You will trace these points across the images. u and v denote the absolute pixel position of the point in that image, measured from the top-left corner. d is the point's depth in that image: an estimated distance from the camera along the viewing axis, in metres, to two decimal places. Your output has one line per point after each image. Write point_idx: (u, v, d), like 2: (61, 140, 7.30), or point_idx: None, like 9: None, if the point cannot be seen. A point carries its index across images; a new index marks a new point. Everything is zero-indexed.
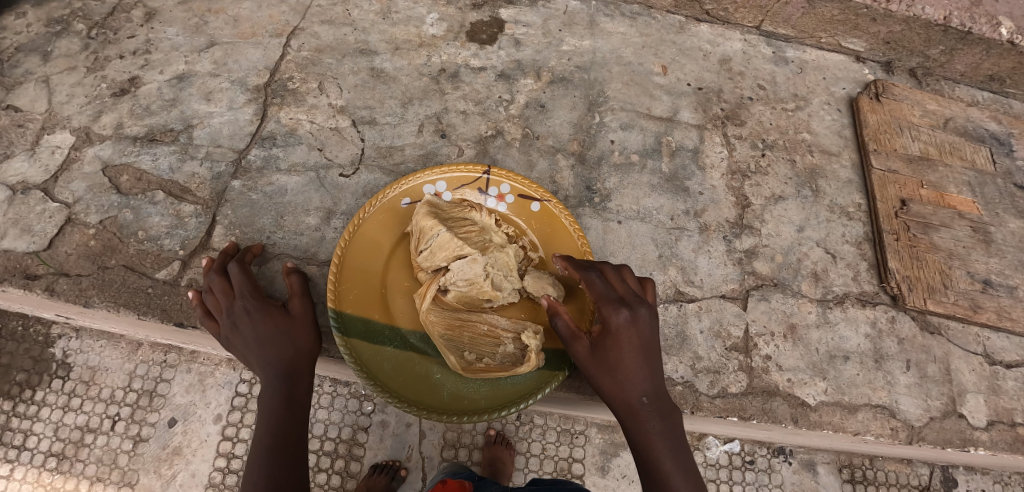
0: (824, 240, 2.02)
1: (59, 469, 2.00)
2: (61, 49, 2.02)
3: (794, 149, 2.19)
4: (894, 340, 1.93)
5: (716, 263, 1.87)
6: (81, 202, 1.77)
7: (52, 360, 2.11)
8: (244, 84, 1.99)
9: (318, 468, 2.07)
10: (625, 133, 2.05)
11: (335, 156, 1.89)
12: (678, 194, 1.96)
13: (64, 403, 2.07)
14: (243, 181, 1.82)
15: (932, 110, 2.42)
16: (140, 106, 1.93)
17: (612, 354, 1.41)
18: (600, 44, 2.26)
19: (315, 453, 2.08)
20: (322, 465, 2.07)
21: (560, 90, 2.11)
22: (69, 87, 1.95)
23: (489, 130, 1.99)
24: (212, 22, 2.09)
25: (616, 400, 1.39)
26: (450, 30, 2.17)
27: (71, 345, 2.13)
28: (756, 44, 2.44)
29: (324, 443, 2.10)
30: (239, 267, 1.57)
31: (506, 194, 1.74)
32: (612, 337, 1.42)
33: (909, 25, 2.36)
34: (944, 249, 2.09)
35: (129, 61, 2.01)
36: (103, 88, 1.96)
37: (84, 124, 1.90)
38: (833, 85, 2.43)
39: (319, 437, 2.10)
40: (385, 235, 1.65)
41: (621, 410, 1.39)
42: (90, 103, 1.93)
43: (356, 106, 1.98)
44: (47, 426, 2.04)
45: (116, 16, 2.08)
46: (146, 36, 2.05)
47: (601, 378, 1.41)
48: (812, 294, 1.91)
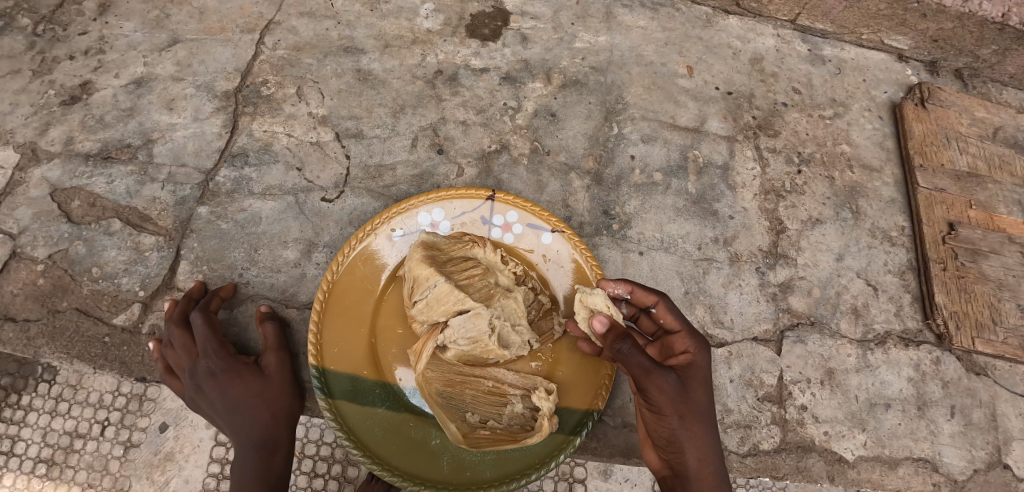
0: (865, 270, 1.82)
1: (50, 476, 1.49)
2: (3, 48, 1.81)
3: (833, 164, 1.97)
4: (939, 384, 1.74)
5: (747, 299, 1.69)
6: (27, 233, 1.62)
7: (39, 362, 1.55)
8: (211, 90, 1.78)
9: (314, 474, 1.52)
10: (647, 147, 1.83)
11: (317, 176, 1.68)
12: (706, 219, 1.76)
13: (53, 407, 1.53)
14: (210, 207, 1.64)
15: (981, 118, 2.13)
16: (93, 116, 1.74)
17: (701, 396, 1.24)
18: (617, 40, 2.00)
19: (310, 458, 1.53)
20: (319, 471, 1.52)
21: (573, 95, 1.88)
22: (12, 94, 1.76)
23: (493, 144, 1.77)
24: (175, 15, 1.88)
25: (697, 453, 1.22)
26: (447, 24, 1.93)
27: None
28: (790, 40, 2.18)
29: (322, 448, 1.54)
30: (203, 317, 1.40)
31: (513, 223, 1.50)
32: (698, 377, 1.26)
33: (962, 22, 2.09)
34: (994, 280, 1.85)
35: (81, 62, 1.80)
36: (51, 94, 1.76)
37: (30, 140, 1.71)
38: (875, 87, 2.18)
39: (315, 441, 1.53)
40: (372, 276, 1.43)
41: (694, 466, 1.22)
42: (36, 113, 1.74)
43: (341, 116, 1.77)
44: (35, 432, 1.51)
45: (65, 9, 1.86)
46: (100, 32, 1.84)
47: (688, 421, 1.22)
48: (851, 334, 1.72)
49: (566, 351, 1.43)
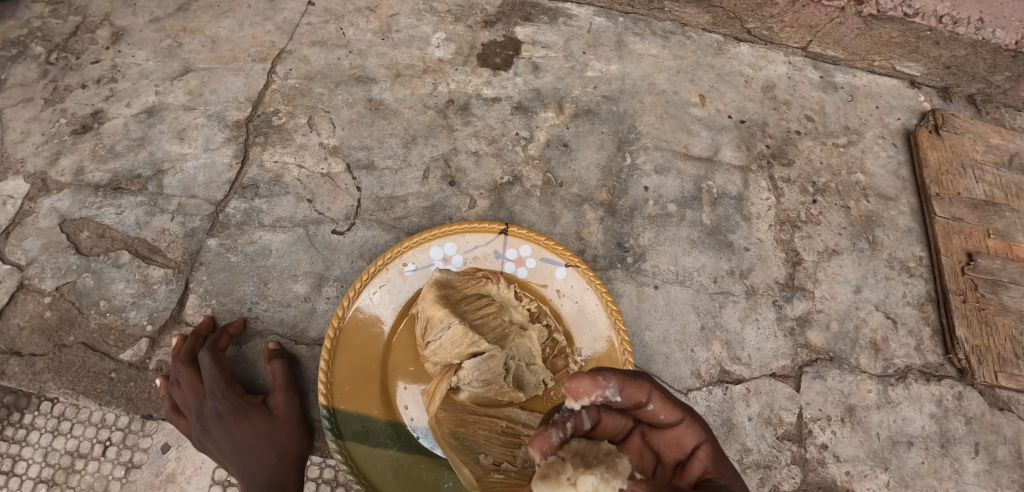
0: (883, 302, 1.79)
1: None
2: (16, 77, 1.81)
3: (848, 193, 1.94)
4: (962, 420, 1.70)
5: (764, 334, 1.66)
6: (35, 264, 1.60)
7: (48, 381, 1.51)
8: (222, 119, 1.78)
9: None
10: (660, 178, 1.82)
11: (328, 208, 1.67)
12: (721, 251, 1.74)
13: (55, 426, 1.50)
14: (220, 239, 1.62)
15: (996, 145, 2.10)
16: (104, 146, 1.73)
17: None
18: (629, 68, 2.00)
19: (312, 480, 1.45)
20: None
21: (586, 125, 1.87)
22: (25, 123, 1.76)
23: (505, 176, 1.76)
24: (187, 44, 1.88)
25: None
26: (459, 53, 1.94)
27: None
28: (802, 67, 2.17)
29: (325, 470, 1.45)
30: (211, 356, 1.38)
31: (527, 257, 1.47)
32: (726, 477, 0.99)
33: (975, 49, 2.08)
34: (1016, 311, 1.80)
35: (92, 91, 1.80)
36: (62, 123, 1.76)
37: (40, 169, 1.70)
38: (888, 114, 2.16)
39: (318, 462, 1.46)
40: (385, 314, 1.40)
41: None
42: (47, 142, 1.73)
43: (352, 146, 1.76)
44: (35, 451, 1.49)
45: (78, 37, 1.87)
46: (113, 60, 1.85)
47: None
48: (871, 369, 1.69)
49: None
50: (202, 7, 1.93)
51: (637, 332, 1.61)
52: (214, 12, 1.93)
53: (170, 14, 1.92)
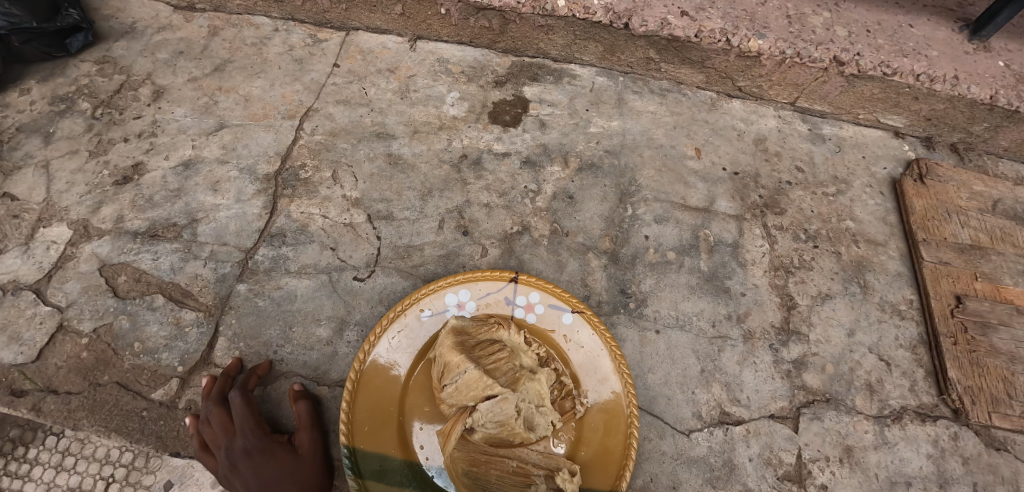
0: (877, 345, 1.87)
1: None
2: (64, 130, 1.98)
3: (839, 239, 2.05)
4: (958, 461, 1.74)
5: (762, 377, 1.74)
6: (75, 306, 1.70)
7: (81, 418, 1.57)
8: (253, 173, 1.92)
9: None
10: (660, 227, 1.93)
11: (349, 256, 1.79)
12: (719, 295, 1.84)
13: (58, 462, 1.94)
14: (249, 285, 1.74)
15: (979, 192, 2.21)
16: (143, 196, 1.87)
17: None
18: (629, 124, 2.15)
19: None
20: None
21: (589, 178, 2.00)
22: (70, 173, 1.90)
23: (514, 226, 1.88)
24: (222, 102, 2.05)
25: None
26: (471, 111, 2.10)
27: (28, 399, 1.59)
28: (791, 121, 2.31)
29: None
30: (241, 395, 1.47)
31: (535, 303, 1.58)
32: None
33: (953, 103, 2.22)
34: (1006, 353, 1.88)
35: (134, 144, 1.96)
36: (105, 175, 1.90)
37: (83, 217, 1.83)
38: (874, 164, 2.28)
39: None
40: (403, 357, 1.50)
41: None
42: (91, 192, 1.87)
43: (372, 198, 1.89)
44: (37, 486, 1.92)
45: (123, 94, 2.05)
46: (153, 116, 2.02)
47: None
48: (867, 410, 1.75)
49: (589, 431, 1.48)
50: (237, 69, 2.13)
51: (640, 375, 1.70)
52: (248, 73, 2.12)
53: (207, 75, 2.11)
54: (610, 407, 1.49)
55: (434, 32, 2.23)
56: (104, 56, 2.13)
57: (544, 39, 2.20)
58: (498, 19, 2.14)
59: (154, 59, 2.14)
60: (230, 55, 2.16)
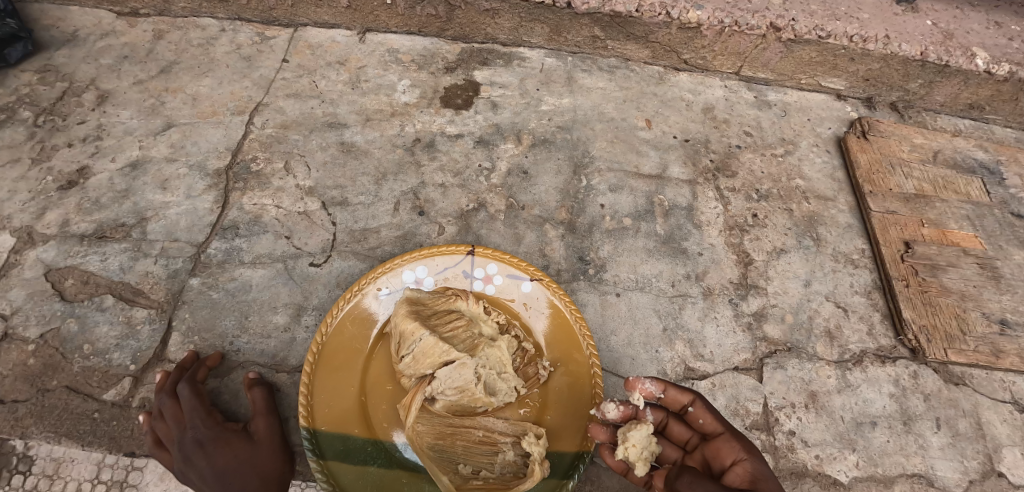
0: (833, 293, 1.91)
1: None
2: (4, 139, 1.92)
3: (790, 197, 2.10)
4: (920, 397, 1.78)
5: (724, 331, 1.76)
6: (19, 313, 1.64)
7: (29, 426, 1.51)
8: (203, 169, 1.89)
9: None
10: (614, 196, 1.97)
11: (305, 243, 1.77)
12: (677, 257, 1.87)
13: None
14: (202, 278, 1.70)
15: (919, 144, 2.30)
16: (89, 199, 1.83)
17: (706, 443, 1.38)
18: (580, 101, 2.19)
19: None
20: None
21: (543, 153, 2.03)
22: (11, 182, 1.84)
23: (470, 203, 1.89)
24: (169, 102, 2.03)
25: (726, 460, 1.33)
26: (423, 97, 2.12)
27: None
28: (737, 89, 2.37)
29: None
30: (190, 388, 1.44)
31: (493, 275, 1.58)
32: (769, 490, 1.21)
33: (887, 62, 2.31)
34: (956, 291, 1.94)
35: (79, 149, 1.92)
36: (49, 181, 1.85)
37: (26, 224, 1.77)
38: (819, 125, 2.35)
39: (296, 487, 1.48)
40: (361, 336, 1.48)
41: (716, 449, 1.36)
42: (34, 199, 1.82)
43: (326, 186, 1.88)
44: None
45: (65, 101, 2.01)
46: (98, 121, 1.98)
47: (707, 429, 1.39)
48: (828, 356, 1.79)
49: (553, 395, 1.47)
50: (183, 70, 2.11)
51: (604, 337, 1.70)
52: (195, 73, 2.10)
53: (153, 77, 2.09)
54: (573, 369, 1.49)
55: (382, 23, 2.26)
56: (45, 65, 2.08)
57: (491, 23, 2.24)
58: (444, 6, 2.18)
59: (98, 65, 2.10)
60: (176, 56, 2.15)
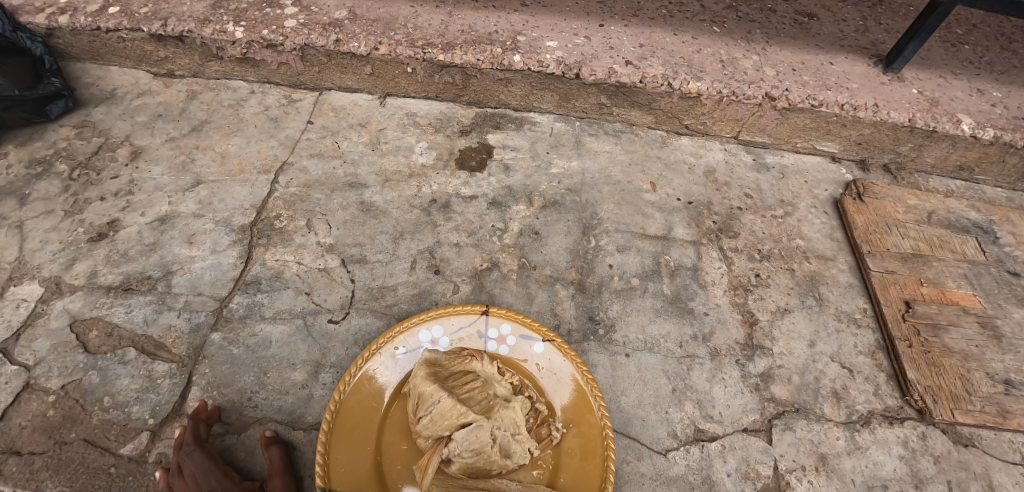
0: (838, 354, 1.95)
1: None
2: (39, 191, 2.02)
3: (791, 257, 2.17)
4: (930, 460, 1.78)
5: (732, 392, 1.79)
6: (42, 364, 1.68)
7: (44, 480, 1.52)
8: (229, 225, 1.98)
9: None
10: (622, 256, 2.04)
11: (324, 300, 1.83)
12: (683, 317, 1.92)
13: None
14: (223, 333, 1.75)
15: (913, 205, 2.39)
16: (118, 251, 1.90)
17: None
18: (587, 164, 2.30)
19: None
20: None
21: (553, 215, 2.12)
22: (44, 232, 1.92)
23: (484, 263, 1.96)
24: (199, 160, 2.15)
25: None
26: (439, 159, 2.23)
27: None
28: (736, 153, 2.49)
29: None
30: (202, 449, 1.47)
31: (507, 335, 1.63)
32: None
33: (878, 128, 2.43)
34: (959, 351, 1.98)
35: (110, 202, 2.01)
36: (79, 232, 1.93)
37: (55, 274, 1.84)
38: (816, 186, 2.45)
39: None
40: (377, 394, 1.52)
41: None
42: (64, 249, 1.89)
43: (346, 244, 1.96)
44: None
45: (100, 156, 2.14)
46: (130, 176, 2.09)
47: None
48: (836, 417, 1.81)
49: (566, 456, 1.48)
50: (214, 129, 2.25)
51: (614, 398, 1.73)
52: (225, 132, 2.24)
53: (185, 136, 2.22)
54: (585, 430, 1.51)
55: (402, 89, 2.41)
56: (83, 121, 2.24)
57: (504, 91, 2.38)
58: (461, 75, 2.33)
59: (133, 122, 2.26)
60: (207, 116, 2.30)
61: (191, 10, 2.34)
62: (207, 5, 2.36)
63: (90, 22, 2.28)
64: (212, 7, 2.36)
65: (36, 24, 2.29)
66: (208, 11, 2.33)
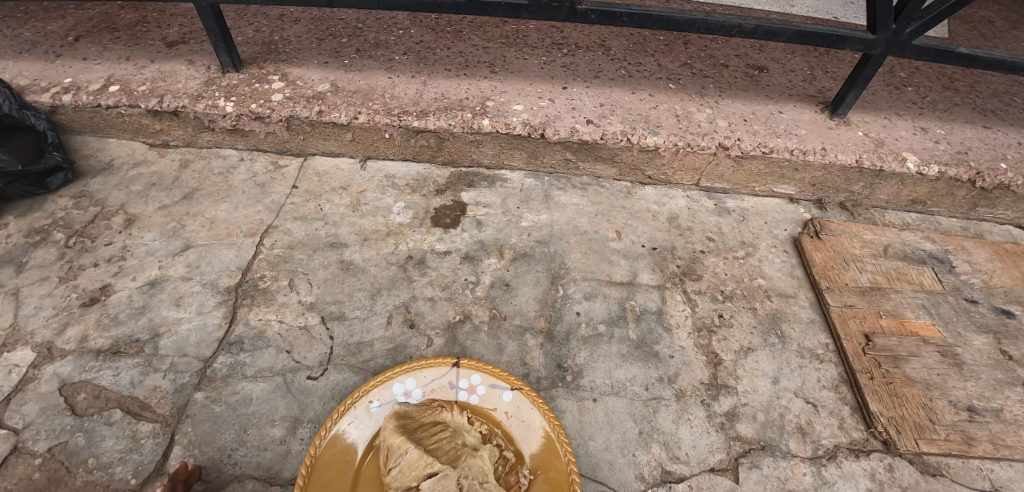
0: (801, 389, 2.02)
1: None
2: (36, 259, 2.14)
3: (752, 296, 2.27)
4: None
5: (698, 432, 1.86)
6: (30, 427, 1.73)
7: None
8: (215, 287, 2.09)
9: None
10: (589, 303, 2.14)
11: (304, 357, 1.91)
12: (649, 360, 2.01)
13: None
14: (206, 392, 1.82)
15: (870, 240, 2.51)
16: (108, 315, 1.99)
17: None
18: (556, 216, 2.44)
19: None
20: None
21: (523, 266, 2.23)
22: (39, 298, 2.02)
23: (457, 315, 2.06)
24: (189, 225, 2.28)
25: None
26: (416, 217, 2.37)
27: None
28: (698, 199, 2.63)
29: None
30: None
31: (477, 385, 1.71)
32: None
33: (828, 170, 2.58)
34: (920, 381, 2.05)
35: (103, 268, 2.13)
36: (73, 298, 2.03)
37: (47, 339, 1.92)
38: (775, 227, 2.58)
39: None
40: (352, 448, 1.58)
41: None
42: (57, 315, 1.99)
43: (326, 301, 2.06)
44: None
45: (96, 224, 2.27)
46: (124, 242, 2.21)
47: None
48: (801, 452, 1.87)
49: None
50: (204, 196, 2.40)
51: (582, 443, 1.80)
52: (214, 199, 2.38)
53: (177, 203, 2.36)
54: (551, 475, 1.56)
55: (381, 152, 2.57)
56: (80, 191, 2.39)
57: (476, 151, 2.54)
58: (435, 138, 2.49)
59: (128, 191, 2.40)
60: (198, 184, 2.45)
61: (186, 87, 2.52)
62: (200, 83, 2.55)
63: (92, 100, 2.46)
64: (206, 84, 2.54)
65: (41, 103, 2.46)
66: (201, 88, 2.52)
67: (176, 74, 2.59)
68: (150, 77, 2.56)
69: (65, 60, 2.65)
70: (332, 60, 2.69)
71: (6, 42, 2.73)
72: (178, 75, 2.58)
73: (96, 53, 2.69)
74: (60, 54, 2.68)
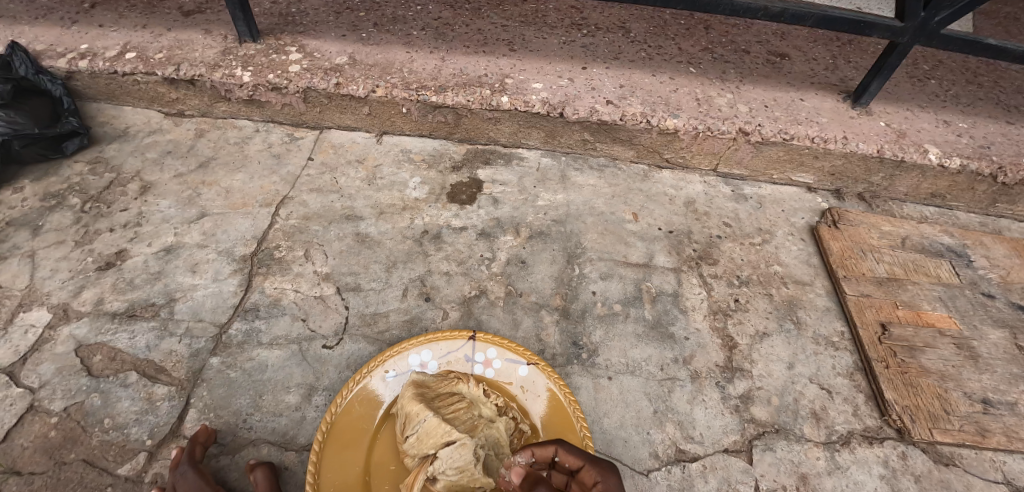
0: (816, 375, 2.01)
1: None
2: (52, 222, 2.14)
3: (769, 282, 2.26)
4: (911, 479, 1.82)
5: (713, 413, 1.85)
6: (47, 386, 1.73)
7: None
8: (230, 255, 2.08)
9: None
10: (605, 283, 2.13)
11: (319, 326, 1.91)
12: (664, 341, 2.00)
13: None
14: (222, 358, 1.82)
15: (887, 231, 2.49)
16: (124, 280, 1.99)
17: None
18: (572, 196, 2.42)
19: None
20: None
21: (539, 244, 2.22)
22: (55, 261, 2.02)
23: (472, 290, 2.05)
24: (205, 194, 2.27)
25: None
26: (432, 193, 2.35)
27: None
28: (716, 184, 2.61)
29: None
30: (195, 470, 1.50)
31: (493, 359, 1.71)
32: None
33: (849, 159, 2.55)
34: (936, 371, 2.04)
35: (119, 234, 2.12)
36: (89, 261, 2.03)
37: (63, 301, 1.92)
38: (793, 215, 2.55)
39: None
40: (369, 415, 1.58)
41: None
42: (73, 278, 1.98)
43: (341, 273, 2.05)
44: None
45: (112, 190, 2.26)
46: (139, 208, 2.20)
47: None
48: (816, 436, 1.86)
49: None
50: (220, 165, 2.39)
51: (596, 420, 1.79)
52: (230, 169, 2.37)
53: (192, 172, 2.35)
54: None
55: (398, 127, 2.55)
56: (96, 157, 2.38)
57: (493, 129, 2.52)
58: (452, 114, 2.47)
59: (144, 159, 2.39)
60: (214, 153, 2.44)
61: (203, 56, 2.50)
62: (217, 52, 2.53)
63: (108, 66, 2.44)
64: (223, 53, 2.52)
65: (57, 68, 2.45)
66: (218, 57, 2.50)
67: (193, 43, 2.57)
68: (166, 45, 2.54)
69: (82, 26, 2.63)
70: (349, 34, 2.66)
71: (23, 7, 2.71)
72: (195, 44, 2.56)
73: (113, 20, 2.67)
74: (76, 20, 2.66)
